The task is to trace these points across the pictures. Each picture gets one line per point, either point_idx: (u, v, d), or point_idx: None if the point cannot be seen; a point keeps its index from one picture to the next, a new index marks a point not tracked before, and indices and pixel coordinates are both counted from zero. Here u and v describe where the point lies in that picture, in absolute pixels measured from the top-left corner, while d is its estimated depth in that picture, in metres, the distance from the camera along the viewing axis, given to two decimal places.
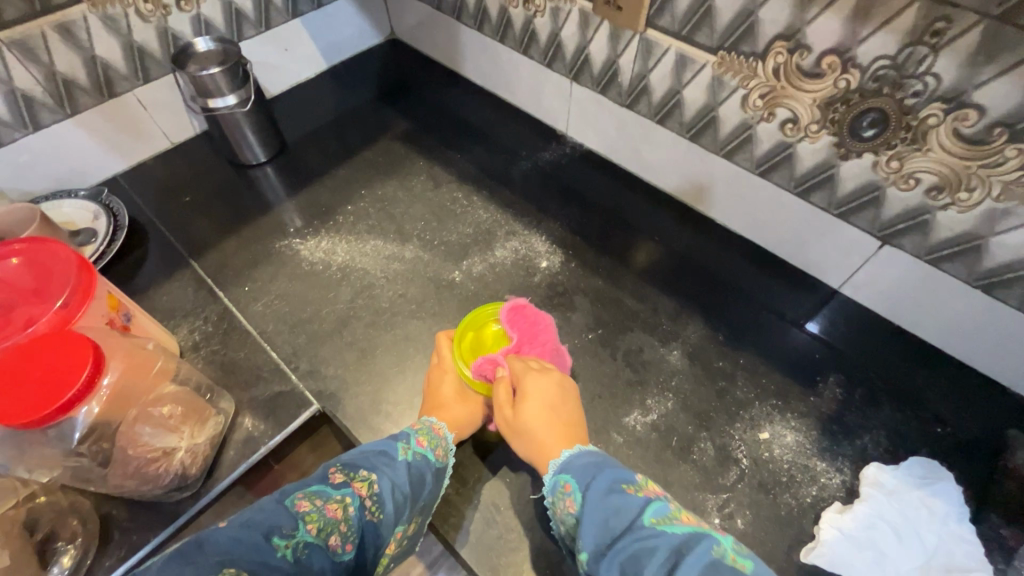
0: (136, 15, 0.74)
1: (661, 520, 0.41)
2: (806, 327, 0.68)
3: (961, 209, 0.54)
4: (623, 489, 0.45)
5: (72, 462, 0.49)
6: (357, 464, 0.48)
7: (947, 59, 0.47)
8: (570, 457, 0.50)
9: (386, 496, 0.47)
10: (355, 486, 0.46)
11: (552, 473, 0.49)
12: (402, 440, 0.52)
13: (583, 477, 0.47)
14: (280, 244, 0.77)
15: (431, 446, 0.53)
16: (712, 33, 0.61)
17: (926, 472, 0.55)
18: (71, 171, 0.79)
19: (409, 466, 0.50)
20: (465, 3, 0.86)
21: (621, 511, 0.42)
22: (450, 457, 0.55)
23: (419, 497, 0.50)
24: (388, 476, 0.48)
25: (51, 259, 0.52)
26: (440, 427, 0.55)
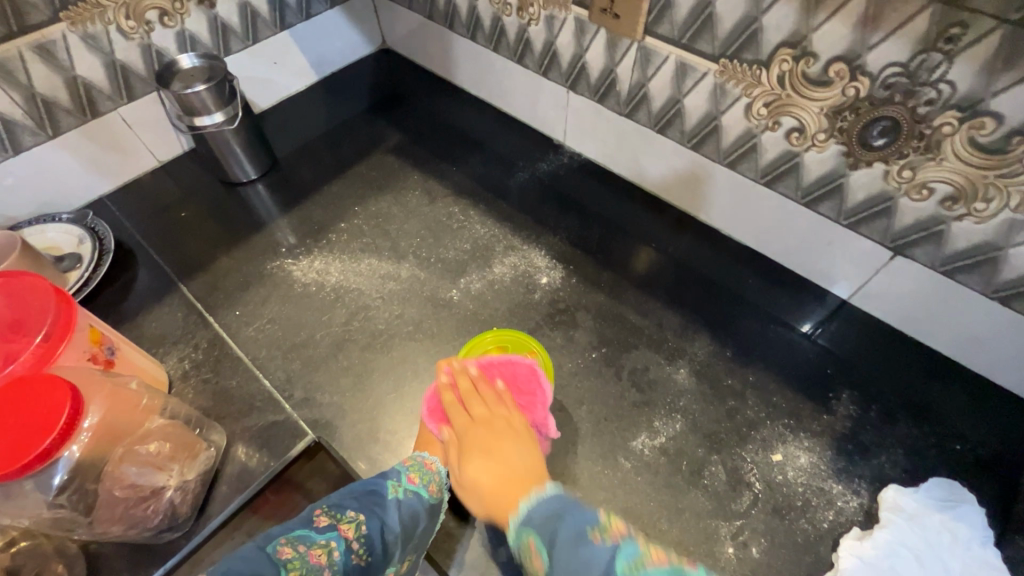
0: (118, 33, 0.72)
1: (630, 567, 0.36)
2: (800, 327, 0.67)
3: (977, 220, 0.52)
4: (586, 539, 0.39)
5: (54, 513, 0.46)
6: (344, 505, 0.46)
7: (962, 66, 0.45)
8: (535, 506, 0.44)
9: (375, 538, 0.45)
10: (341, 529, 0.44)
11: (518, 527, 0.44)
12: (392, 478, 0.50)
13: (545, 532, 0.42)
14: (272, 264, 0.74)
15: (423, 481, 0.51)
16: (713, 41, 0.59)
17: (947, 494, 0.53)
18: (55, 195, 0.77)
19: (400, 504, 0.48)
20: (458, 11, 0.84)
21: (588, 562, 0.37)
22: (445, 491, 0.52)
23: (412, 536, 0.48)
24: (378, 516, 0.46)
25: (29, 294, 0.50)
26: (433, 462, 0.53)
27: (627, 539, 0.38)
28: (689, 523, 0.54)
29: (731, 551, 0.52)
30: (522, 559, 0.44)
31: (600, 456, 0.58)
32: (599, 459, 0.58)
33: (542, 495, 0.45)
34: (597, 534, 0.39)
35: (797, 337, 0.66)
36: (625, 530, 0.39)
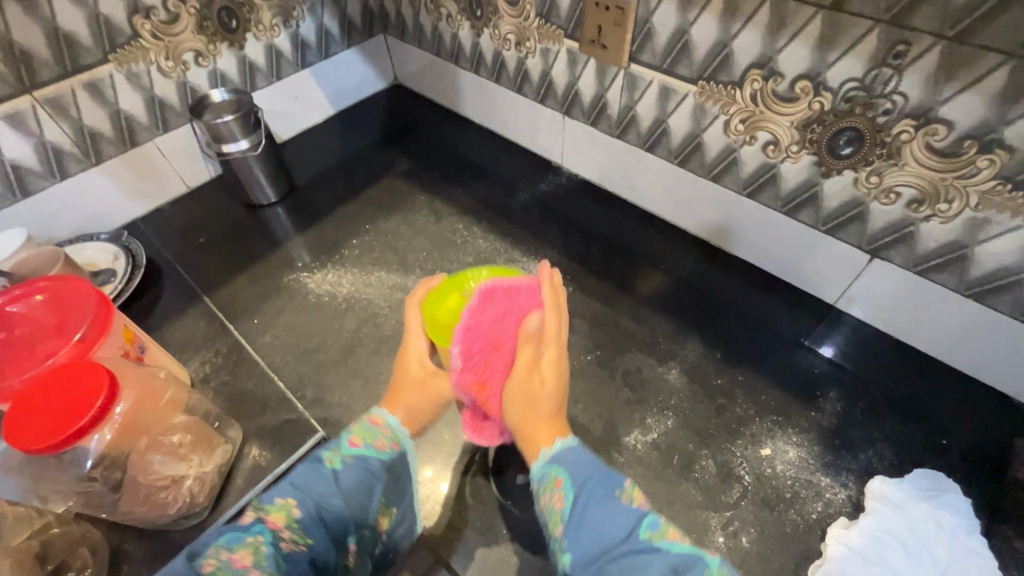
0: (158, 72, 0.81)
1: (655, 536, 0.37)
2: (820, 349, 0.67)
3: (942, 220, 0.55)
4: (617, 499, 0.38)
5: (86, 487, 0.51)
6: (275, 491, 0.41)
7: (911, 78, 0.50)
8: (563, 455, 0.41)
9: (314, 517, 0.40)
10: (269, 519, 0.39)
11: (542, 464, 0.42)
12: (328, 447, 0.44)
13: (577, 476, 0.40)
14: (288, 277, 0.80)
15: (367, 442, 0.44)
16: (691, 65, 0.64)
17: (932, 484, 0.54)
18: (93, 217, 0.84)
19: (338, 476, 0.42)
20: (463, 48, 0.92)
21: (617, 523, 0.37)
22: (406, 446, 0.47)
23: (369, 503, 0.43)
24: (315, 496, 0.41)
25: (73, 295, 0.56)
26: (378, 417, 0.46)
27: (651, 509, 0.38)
28: (681, 514, 0.56)
29: (721, 541, 0.54)
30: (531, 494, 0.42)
31: (593, 450, 0.60)
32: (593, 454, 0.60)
33: (572, 445, 0.42)
34: (626, 494, 0.39)
35: (819, 361, 0.66)
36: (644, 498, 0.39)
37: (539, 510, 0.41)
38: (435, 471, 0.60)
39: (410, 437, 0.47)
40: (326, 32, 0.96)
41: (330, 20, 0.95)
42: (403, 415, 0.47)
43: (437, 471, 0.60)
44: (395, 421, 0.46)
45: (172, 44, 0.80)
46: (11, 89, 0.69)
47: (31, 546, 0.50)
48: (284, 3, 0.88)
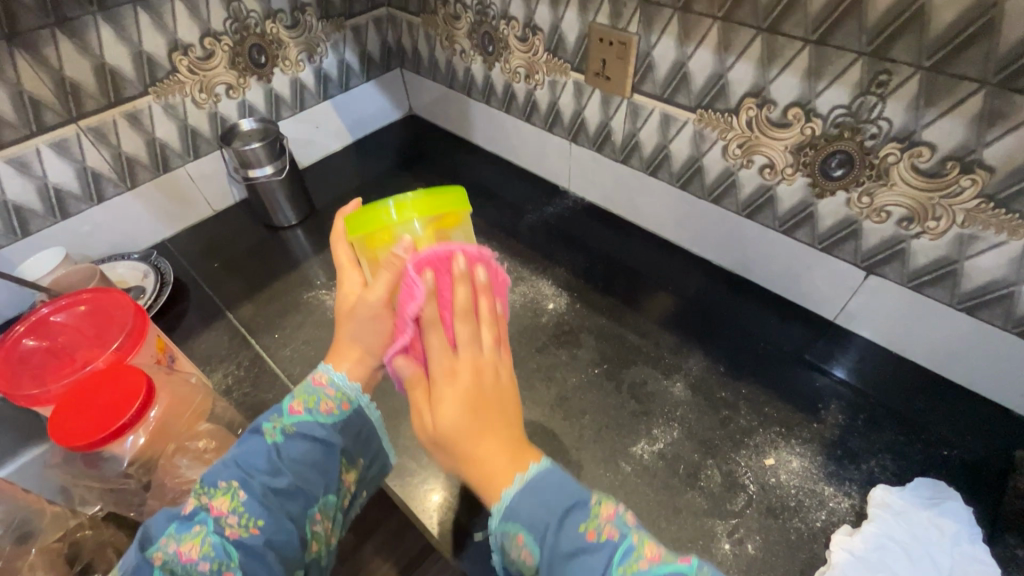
0: (192, 103, 0.86)
1: (628, 569, 0.35)
2: (834, 372, 0.68)
3: (932, 237, 0.58)
4: (578, 537, 0.37)
5: (121, 484, 0.54)
6: (219, 474, 0.44)
7: (894, 104, 0.54)
8: (520, 502, 0.39)
9: (257, 497, 0.43)
10: (215, 505, 0.43)
11: (499, 521, 0.39)
12: (270, 419, 0.48)
13: (535, 527, 0.38)
14: (308, 295, 0.83)
15: (309, 407, 0.48)
16: (690, 94, 0.69)
17: (933, 492, 0.56)
18: (125, 237, 0.89)
19: (279, 448, 0.46)
20: (475, 80, 0.98)
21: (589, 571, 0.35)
22: (356, 401, 0.51)
23: (321, 466, 0.47)
24: (254, 476, 0.44)
25: (112, 306, 0.60)
26: (323, 376, 0.50)
27: (616, 531, 0.37)
28: (687, 521, 0.57)
29: (727, 548, 0.55)
30: (501, 554, 0.41)
31: (602, 460, 0.62)
32: (601, 464, 0.62)
33: (531, 477, 0.40)
34: (590, 531, 0.37)
35: (834, 384, 0.67)
36: (609, 518, 0.38)
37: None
38: (443, 496, 0.60)
39: (360, 391, 0.51)
40: (347, 66, 1.02)
41: (351, 56, 1.02)
42: (348, 371, 0.50)
43: (447, 496, 0.60)
44: (341, 377, 0.50)
45: (206, 78, 0.86)
46: (59, 119, 0.75)
47: (59, 547, 0.53)
48: (310, 41, 0.94)
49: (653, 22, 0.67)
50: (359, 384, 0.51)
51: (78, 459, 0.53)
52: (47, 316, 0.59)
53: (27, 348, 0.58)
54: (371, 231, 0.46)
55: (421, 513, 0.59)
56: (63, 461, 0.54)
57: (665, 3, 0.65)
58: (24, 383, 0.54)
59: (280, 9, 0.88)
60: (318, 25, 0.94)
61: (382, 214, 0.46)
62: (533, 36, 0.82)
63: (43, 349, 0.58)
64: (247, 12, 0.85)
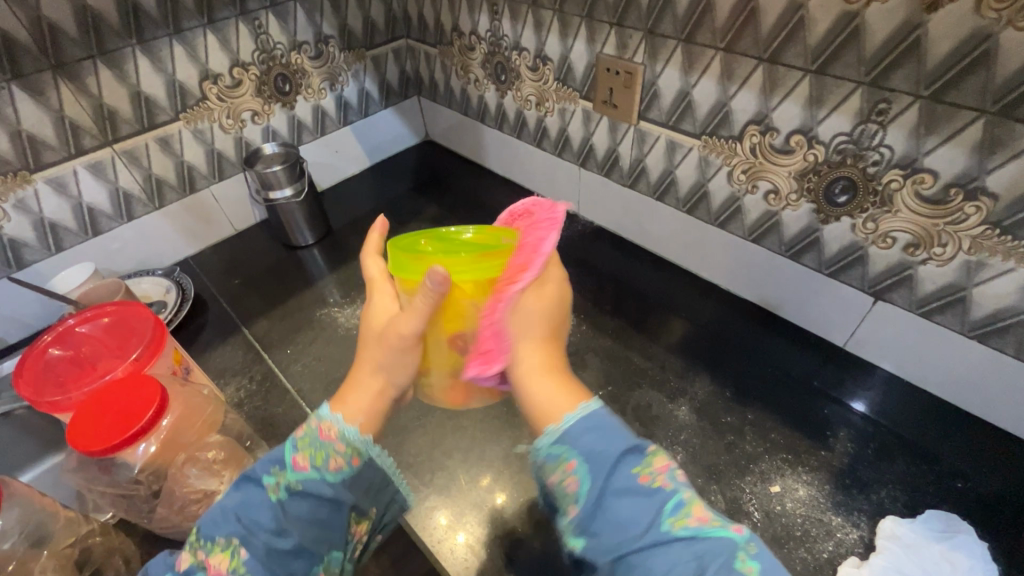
0: (220, 129, 0.91)
1: (677, 522, 0.38)
2: (852, 405, 0.67)
3: (939, 263, 0.58)
4: (634, 477, 0.40)
5: (132, 491, 0.56)
6: (217, 527, 0.43)
7: (895, 132, 0.54)
8: (577, 428, 0.43)
9: (258, 563, 0.42)
10: (212, 563, 0.41)
11: (552, 440, 0.43)
12: (276, 470, 0.45)
13: (588, 454, 0.41)
14: (321, 312, 0.85)
15: (317, 463, 0.46)
16: (694, 121, 0.70)
17: (945, 525, 0.54)
18: (151, 254, 0.93)
19: (283, 505, 0.44)
20: (488, 107, 1.01)
21: (638, 513, 0.38)
22: (367, 454, 0.49)
23: (327, 522, 0.46)
24: (257, 534, 0.43)
25: (135, 318, 0.62)
26: (332, 428, 0.47)
27: (669, 485, 0.40)
28: None
29: None
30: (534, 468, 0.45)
31: None
32: None
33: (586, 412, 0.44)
34: (643, 474, 0.40)
35: (848, 415, 0.66)
36: (665, 470, 0.41)
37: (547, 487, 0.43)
38: (449, 518, 0.60)
39: (370, 442, 0.49)
40: (367, 94, 1.07)
41: (371, 84, 1.06)
42: (360, 425, 0.49)
43: (452, 518, 0.60)
44: (352, 431, 0.48)
45: (234, 105, 0.91)
46: (96, 142, 0.80)
47: (70, 553, 0.54)
48: (332, 70, 0.99)
49: (658, 52, 0.69)
50: (369, 436, 0.49)
51: (93, 465, 0.55)
52: (73, 326, 0.62)
53: (52, 357, 0.61)
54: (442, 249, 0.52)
55: (423, 531, 0.60)
56: (79, 465, 0.56)
57: (669, 34, 0.67)
58: (46, 389, 0.57)
59: (305, 41, 0.93)
60: (340, 55, 0.99)
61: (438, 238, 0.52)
62: (544, 66, 0.85)
63: (67, 358, 0.61)
64: (274, 44, 0.90)
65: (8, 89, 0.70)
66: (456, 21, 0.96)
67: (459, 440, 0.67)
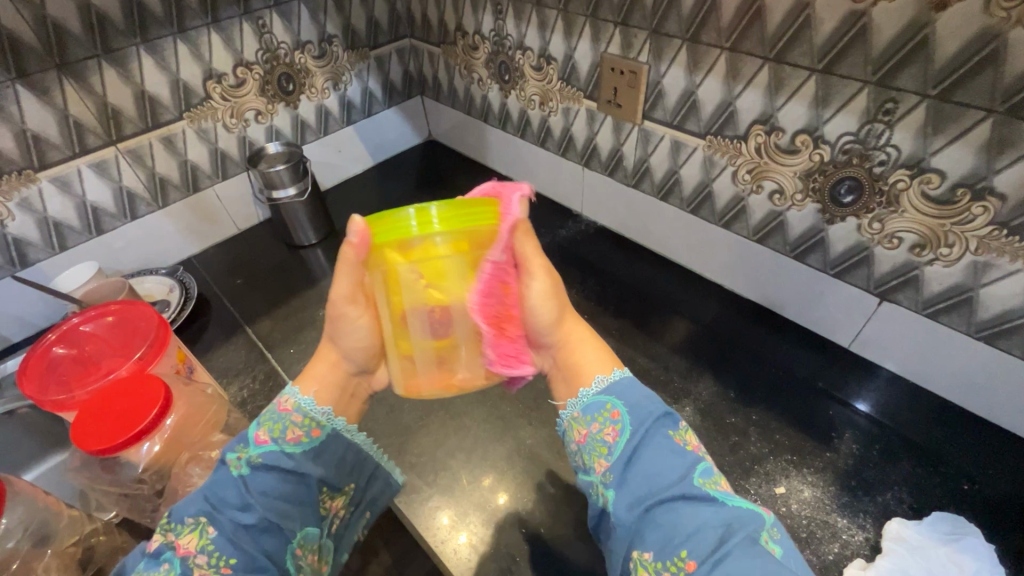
0: (223, 128, 0.91)
1: (708, 484, 0.42)
2: (857, 406, 0.66)
3: (945, 264, 0.58)
4: (671, 440, 0.45)
5: (135, 490, 0.56)
6: (187, 508, 0.44)
7: (901, 132, 0.54)
8: (623, 384, 0.49)
9: (224, 539, 0.42)
10: (181, 543, 0.42)
11: (597, 392, 0.49)
12: (238, 447, 0.47)
13: (635, 413, 0.47)
14: (324, 311, 0.85)
15: (276, 436, 0.47)
16: (699, 121, 0.70)
17: (951, 528, 0.54)
18: (154, 253, 0.93)
19: (245, 481, 0.45)
20: (492, 107, 1.01)
21: (672, 467, 0.43)
22: (327, 425, 0.50)
23: (295, 496, 0.47)
24: (223, 511, 0.44)
25: (138, 317, 0.62)
26: (289, 400, 0.50)
27: (702, 456, 0.45)
28: None
29: None
30: (571, 420, 0.50)
31: None
32: None
33: (626, 373, 0.51)
34: (679, 438, 0.46)
35: (853, 416, 0.65)
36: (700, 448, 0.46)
37: (584, 435, 0.48)
38: (452, 518, 0.60)
39: (331, 414, 0.51)
40: (370, 93, 1.07)
41: (375, 84, 1.06)
42: (314, 396, 0.51)
43: (455, 518, 0.60)
44: (308, 402, 0.50)
45: (237, 104, 0.91)
46: (100, 141, 0.80)
47: (74, 552, 0.54)
48: (336, 69, 0.99)
49: (663, 51, 0.69)
50: (328, 408, 0.51)
51: (96, 464, 0.55)
52: (77, 325, 0.62)
53: (56, 356, 0.61)
54: (395, 240, 0.44)
55: (426, 531, 0.59)
56: (82, 465, 0.56)
57: (674, 34, 0.67)
58: (50, 389, 0.57)
59: (309, 41, 0.93)
60: (344, 55, 0.99)
61: (406, 222, 0.44)
62: (548, 66, 0.85)
63: (71, 357, 0.61)
64: (278, 44, 0.90)
65: (13, 88, 0.70)
66: (460, 21, 0.96)
67: (462, 441, 0.67)
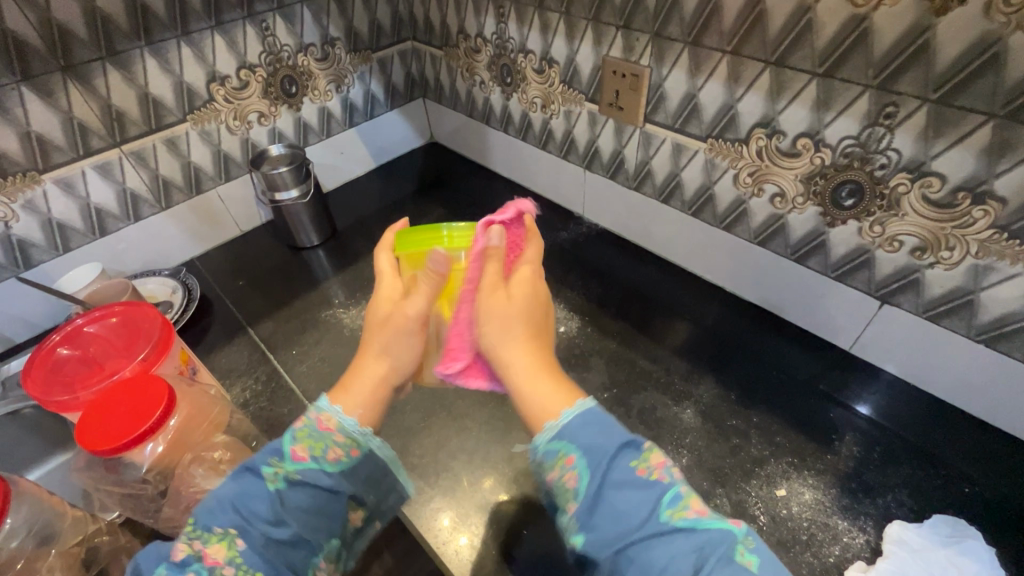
0: (227, 130, 0.92)
1: (676, 514, 0.38)
2: (857, 409, 0.66)
3: (946, 267, 0.58)
4: (633, 472, 0.39)
5: (139, 490, 0.56)
6: (215, 518, 0.42)
7: (902, 135, 0.54)
8: (574, 423, 0.42)
9: (255, 554, 0.41)
10: (209, 554, 0.40)
11: (550, 438, 0.42)
12: (274, 459, 0.45)
13: (589, 451, 0.40)
14: (326, 313, 0.86)
15: (315, 454, 0.46)
16: (700, 124, 0.70)
17: (952, 530, 0.54)
18: (157, 254, 0.93)
19: (282, 496, 0.44)
20: (494, 109, 1.02)
21: (636, 505, 0.38)
22: (366, 445, 0.49)
23: (324, 511, 0.46)
24: (255, 523, 0.42)
25: (142, 318, 0.63)
26: (331, 419, 0.48)
27: (669, 478, 0.40)
28: None
29: None
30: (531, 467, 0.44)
31: None
32: None
33: (579, 409, 0.43)
34: (642, 468, 0.40)
35: (854, 419, 0.66)
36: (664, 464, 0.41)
37: (545, 484, 0.42)
38: (453, 519, 0.61)
39: (370, 434, 0.49)
40: (372, 95, 1.07)
41: (377, 86, 1.07)
42: (359, 416, 0.49)
43: (456, 520, 0.60)
44: (351, 422, 0.48)
45: (241, 106, 0.91)
46: (104, 143, 0.80)
47: (78, 552, 0.54)
48: (338, 72, 1.00)
49: (664, 54, 0.69)
50: (369, 429, 0.49)
51: (100, 465, 0.55)
52: (81, 326, 0.63)
53: (61, 356, 0.61)
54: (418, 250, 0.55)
55: (427, 532, 0.60)
56: (86, 465, 0.57)
57: (676, 37, 0.67)
58: (54, 389, 0.57)
59: (312, 43, 0.94)
60: (346, 57, 1.00)
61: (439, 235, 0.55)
62: (550, 68, 0.85)
63: (76, 357, 0.61)
64: (281, 46, 0.90)
65: (17, 90, 0.70)
66: (462, 24, 0.96)
67: (464, 442, 0.68)
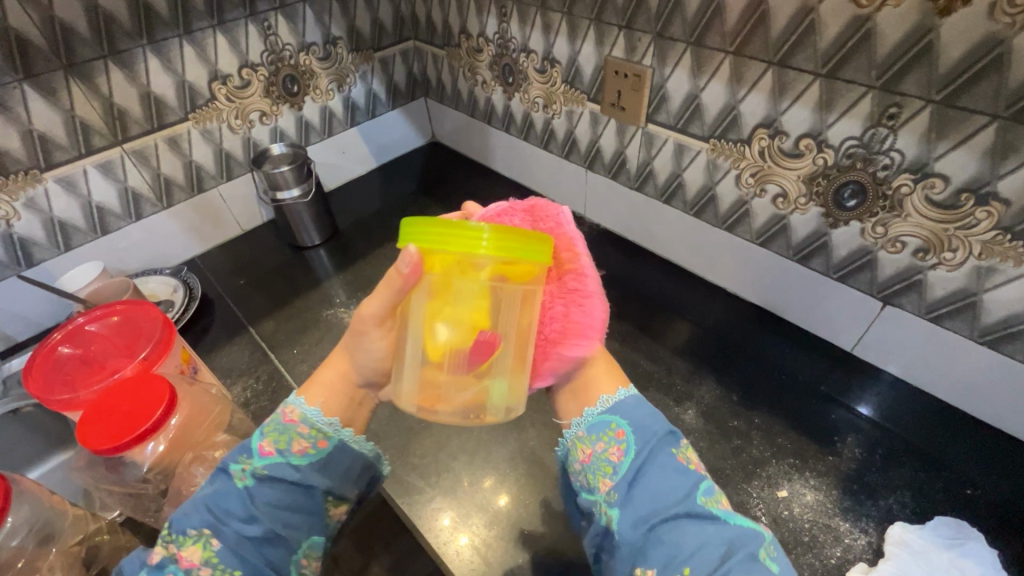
0: (228, 129, 0.92)
1: (709, 502, 0.42)
2: (859, 410, 0.66)
3: (949, 268, 0.58)
4: (674, 458, 0.45)
5: (139, 490, 0.56)
6: (188, 520, 0.43)
7: (906, 136, 0.54)
8: (628, 405, 0.49)
9: (227, 551, 0.42)
10: (184, 555, 0.42)
11: (602, 413, 0.49)
12: (242, 459, 0.46)
13: (638, 432, 0.46)
14: (328, 312, 0.86)
15: (281, 449, 0.46)
16: (703, 125, 0.70)
17: (954, 532, 0.54)
18: (158, 253, 0.93)
19: (250, 493, 0.44)
20: (496, 109, 1.01)
21: (674, 485, 0.43)
22: (334, 436, 0.49)
23: (300, 506, 0.46)
24: (228, 522, 0.43)
25: (144, 317, 0.63)
26: (295, 412, 0.49)
27: (704, 475, 0.45)
28: None
29: None
30: (574, 440, 0.50)
31: None
32: None
33: (632, 392, 0.50)
34: (682, 457, 0.45)
35: (856, 420, 0.66)
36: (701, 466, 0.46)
37: (587, 455, 0.47)
38: (453, 518, 0.61)
39: (337, 424, 0.50)
40: (374, 95, 1.07)
41: (379, 85, 1.07)
42: (321, 407, 0.50)
43: (456, 520, 0.60)
44: (314, 412, 0.49)
45: (242, 105, 0.91)
46: (105, 142, 0.80)
47: (78, 550, 0.54)
48: (340, 71, 1.00)
49: (667, 54, 0.69)
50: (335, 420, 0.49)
51: (101, 464, 0.55)
52: (83, 325, 0.63)
53: (62, 355, 0.61)
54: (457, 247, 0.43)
55: (428, 532, 0.60)
56: (87, 464, 0.56)
57: (678, 38, 0.67)
58: (55, 388, 0.57)
59: (314, 42, 0.94)
60: (348, 57, 0.99)
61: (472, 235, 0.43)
62: (552, 69, 0.85)
63: (77, 356, 0.61)
64: (283, 45, 0.90)
65: (20, 89, 0.70)
66: (464, 24, 0.96)
67: (464, 442, 0.67)
